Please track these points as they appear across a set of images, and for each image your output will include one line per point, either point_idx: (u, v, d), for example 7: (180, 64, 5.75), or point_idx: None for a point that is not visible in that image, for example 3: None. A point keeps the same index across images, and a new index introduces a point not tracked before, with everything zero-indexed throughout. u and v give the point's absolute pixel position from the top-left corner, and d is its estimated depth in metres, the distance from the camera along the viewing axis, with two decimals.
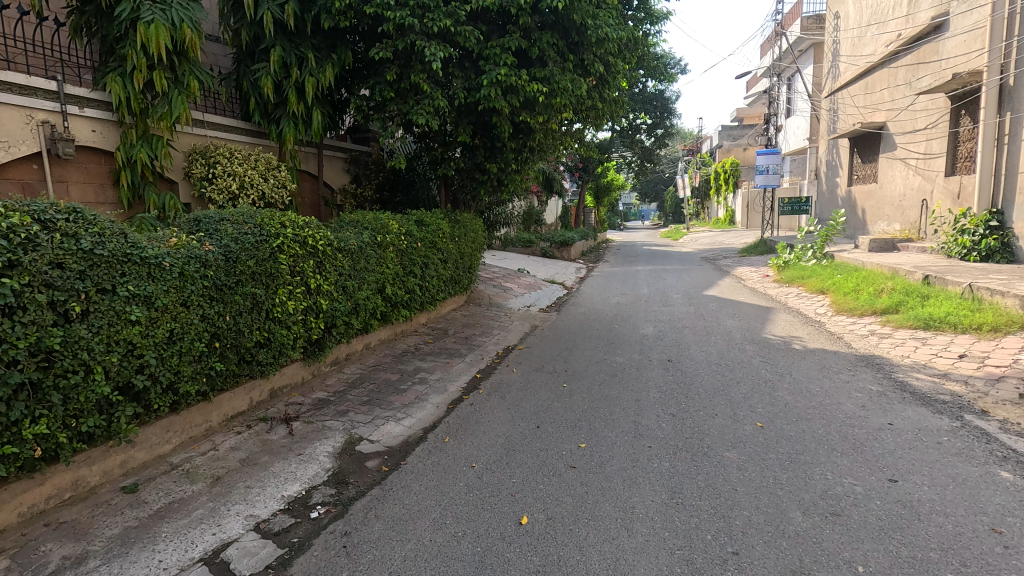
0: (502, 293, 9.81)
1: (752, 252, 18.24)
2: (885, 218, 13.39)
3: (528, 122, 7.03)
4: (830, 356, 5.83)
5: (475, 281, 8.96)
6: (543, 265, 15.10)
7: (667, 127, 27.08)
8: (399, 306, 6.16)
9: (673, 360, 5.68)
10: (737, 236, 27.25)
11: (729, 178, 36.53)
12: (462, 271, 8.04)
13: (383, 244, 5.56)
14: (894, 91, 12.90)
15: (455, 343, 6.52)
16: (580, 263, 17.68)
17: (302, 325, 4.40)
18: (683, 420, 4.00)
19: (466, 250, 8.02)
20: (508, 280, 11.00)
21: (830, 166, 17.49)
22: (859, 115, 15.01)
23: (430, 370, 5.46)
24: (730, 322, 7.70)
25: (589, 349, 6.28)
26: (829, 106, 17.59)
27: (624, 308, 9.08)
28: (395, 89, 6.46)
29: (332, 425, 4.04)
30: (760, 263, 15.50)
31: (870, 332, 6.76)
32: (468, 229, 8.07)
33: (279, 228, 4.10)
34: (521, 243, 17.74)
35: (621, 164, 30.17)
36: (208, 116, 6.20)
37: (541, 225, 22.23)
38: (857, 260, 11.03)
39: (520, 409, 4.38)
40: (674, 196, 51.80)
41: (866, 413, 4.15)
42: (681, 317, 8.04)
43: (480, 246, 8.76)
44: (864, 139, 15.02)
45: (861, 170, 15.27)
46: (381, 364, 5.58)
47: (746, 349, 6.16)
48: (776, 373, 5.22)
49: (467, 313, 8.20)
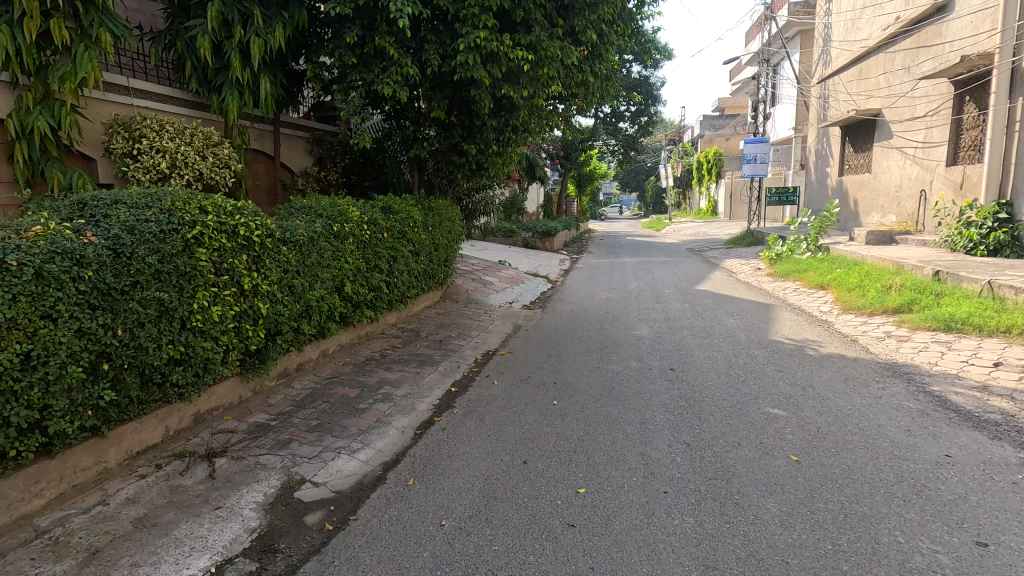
0: (482, 288, 9.01)
1: (740, 243, 17.73)
2: (880, 209, 12.91)
3: (511, 96, 6.22)
4: (851, 364, 5.18)
5: (451, 275, 8.14)
6: (525, 257, 14.33)
7: (651, 114, 26.43)
8: (362, 306, 5.32)
9: (676, 369, 4.97)
10: (721, 227, 26.82)
11: (712, 168, 36.12)
12: (437, 265, 7.21)
13: (341, 234, 4.70)
14: (890, 77, 12.36)
15: (427, 348, 5.70)
16: (563, 254, 16.99)
17: (233, 335, 3.56)
18: (701, 453, 3.29)
19: (442, 241, 7.19)
20: (489, 274, 10.19)
21: (820, 156, 17.01)
22: (852, 102, 14.49)
23: (397, 383, 4.65)
24: (731, 321, 7.04)
25: (580, 354, 5.54)
26: (819, 93, 17.07)
27: (615, 305, 8.36)
28: (358, 54, 5.57)
29: (266, 462, 3.21)
30: (749, 255, 14.98)
31: (886, 335, 6.16)
32: (443, 217, 7.22)
33: (197, 214, 3.23)
34: (502, 233, 16.94)
35: (604, 152, 29.49)
36: (133, 82, 5.29)
37: (522, 215, 21.46)
38: (856, 253, 10.50)
39: (503, 437, 3.61)
40: (656, 186, 51.40)
41: (913, 439, 3.48)
42: (677, 316, 7.36)
43: (457, 237, 7.93)
44: (857, 128, 14.53)
45: (854, 160, 14.78)
46: (339, 375, 4.74)
47: (756, 355, 5.49)
48: (796, 385, 4.54)
49: (443, 312, 7.39)
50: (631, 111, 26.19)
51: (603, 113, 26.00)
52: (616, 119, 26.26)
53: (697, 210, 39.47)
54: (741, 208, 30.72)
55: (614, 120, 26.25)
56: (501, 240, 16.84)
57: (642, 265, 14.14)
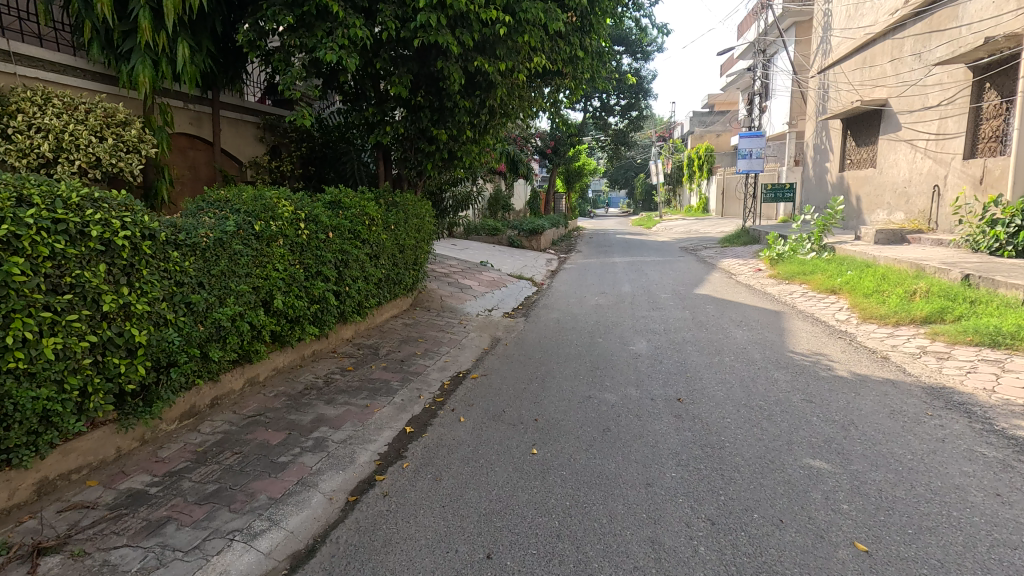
0: (459, 293, 8.06)
1: (735, 242, 16.96)
2: (886, 206, 12.14)
3: (487, 71, 5.29)
4: (892, 389, 4.30)
5: (422, 280, 7.19)
6: (509, 257, 13.40)
7: (642, 109, 25.58)
8: (301, 322, 4.34)
9: (684, 399, 4.07)
10: (714, 224, 26.05)
11: (703, 165, 35.41)
12: (402, 269, 6.25)
13: (265, 235, 3.72)
14: (898, 64, 11.59)
15: (385, 372, 4.74)
16: (551, 253, 16.09)
17: (92, 373, 2.59)
18: (731, 538, 2.39)
19: (408, 242, 6.23)
20: (468, 277, 9.22)
21: (819, 150, 16.25)
22: (855, 93, 13.72)
23: (337, 423, 3.69)
24: (740, 333, 6.16)
25: (567, 378, 4.61)
26: (817, 84, 16.32)
27: (607, 312, 7.45)
28: (298, 15, 4.59)
29: (119, 563, 2.24)
30: (747, 255, 14.18)
31: (921, 351, 5.33)
32: (410, 213, 6.26)
33: (17, 207, 2.26)
34: (485, 231, 15.99)
35: (593, 147, 28.64)
36: (15, 45, 4.28)
37: (508, 212, 20.53)
38: (867, 254, 9.71)
39: (462, 510, 2.68)
40: (645, 183, 50.67)
41: (1010, 509, 2.61)
42: (678, 326, 6.46)
43: (428, 236, 6.98)
44: (860, 120, 13.77)
45: (857, 154, 14.02)
46: (265, 412, 3.77)
47: (775, 378, 4.61)
48: (834, 421, 3.65)
49: (411, 323, 6.44)
50: (621, 105, 25.31)
51: (592, 107, 25.12)
52: (605, 113, 25.40)
53: (687, 208, 38.78)
54: (733, 205, 29.99)
55: (603, 114, 25.39)
56: (485, 239, 15.88)
57: (634, 265, 13.28)
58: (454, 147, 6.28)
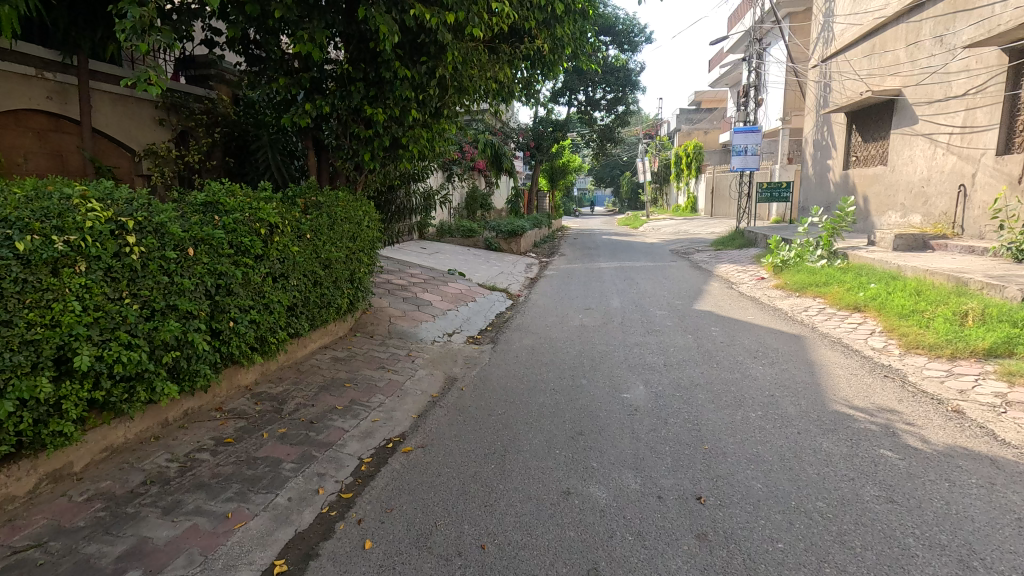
0: (415, 312, 6.68)
1: (729, 245, 15.78)
2: (899, 207, 11.00)
3: (432, 24, 3.92)
4: (995, 471, 3.04)
5: (365, 298, 5.81)
6: (485, 262, 12.04)
7: (629, 103, 24.32)
8: (143, 380, 2.95)
9: (706, 499, 2.77)
10: (704, 225, 24.92)
11: (692, 163, 34.49)
12: (329, 288, 4.86)
13: (41, 258, 2.34)
14: (916, 50, 10.46)
15: (279, 444, 3.34)
16: (532, 257, 14.77)
17: None
18: None
19: (337, 254, 4.84)
20: (430, 291, 7.84)
21: (820, 147, 15.14)
22: (862, 84, 12.59)
23: (164, 560, 2.30)
24: (761, 371, 4.88)
25: (535, 454, 3.27)
26: (818, 75, 15.19)
27: (592, 337, 6.12)
28: None
29: None
30: (745, 260, 12.99)
31: (1003, 400, 4.07)
32: (341, 217, 4.88)
33: None
34: (460, 232, 14.65)
35: (578, 143, 27.38)
36: None
37: (487, 211, 19.17)
38: (888, 263, 8.52)
39: None
40: (632, 181, 49.59)
41: None
42: (682, 360, 5.15)
43: (370, 246, 5.60)
44: (868, 114, 12.65)
45: (864, 150, 12.89)
46: (48, 540, 2.36)
47: (827, 450, 3.32)
48: (940, 548, 2.37)
49: (343, 358, 5.04)
50: (608, 99, 23.99)
51: (578, 101, 23.82)
52: (591, 108, 24.11)
53: (675, 207, 37.83)
54: (723, 205, 28.96)
55: (589, 109, 24.10)
56: (460, 241, 14.54)
57: (622, 272, 12.03)
58: (397, 131, 4.93)
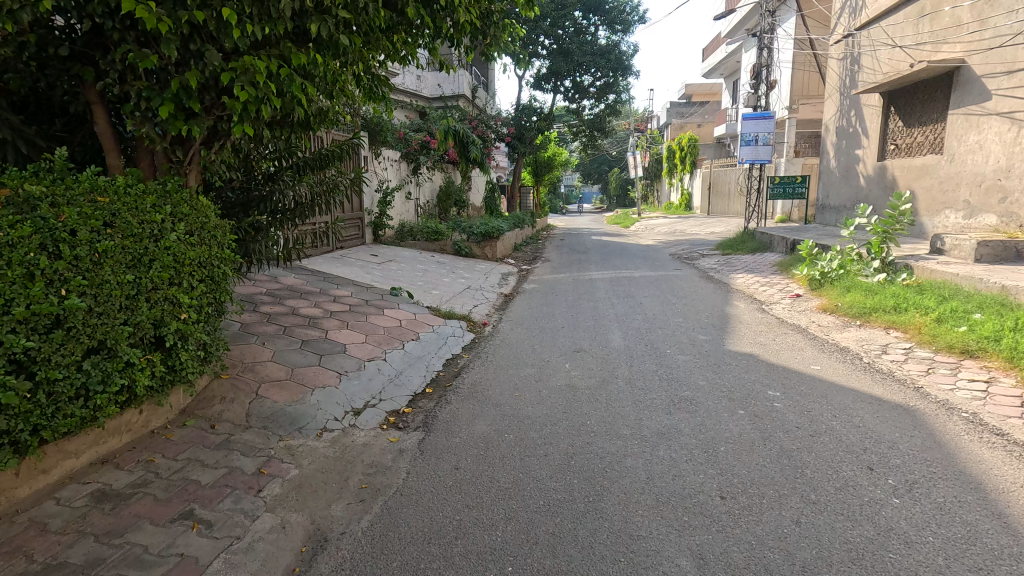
0: (310, 368, 4.27)
1: (740, 249, 13.61)
2: (965, 206, 8.89)
3: None
4: None
5: (201, 363, 3.43)
6: (449, 274, 9.71)
7: (620, 90, 22.07)
8: None
9: None
10: (703, 224, 22.77)
11: (686, 157, 32.46)
12: (77, 366, 2.48)
13: None
14: (989, 6, 8.38)
15: None
16: (510, 264, 12.48)
17: None
18: None
19: (91, 296, 2.49)
20: (352, 325, 5.46)
21: (846, 134, 13.01)
22: (907, 56, 10.49)
23: None
24: (909, 518, 2.58)
25: None
26: (844, 51, 13.09)
27: (587, 414, 3.81)
28: None
29: None
30: (764, 270, 10.82)
31: None
32: (103, 225, 2.56)
33: None
34: (424, 235, 12.30)
35: (564, 134, 25.17)
36: None
37: (462, 208, 16.89)
38: (982, 281, 6.37)
39: None
40: (620, 178, 47.58)
41: None
42: (749, 486, 2.85)
43: (204, 273, 3.23)
44: (914, 92, 10.55)
45: (908, 137, 10.80)
46: None
47: None
48: None
49: (118, 495, 2.64)
50: (597, 85, 21.75)
51: (564, 86, 21.55)
52: (578, 94, 21.85)
53: (667, 205, 35.76)
54: (721, 202, 26.85)
55: (576, 96, 21.86)
56: (424, 246, 12.18)
57: (619, 284, 9.78)
58: (212, 61, 2.58)
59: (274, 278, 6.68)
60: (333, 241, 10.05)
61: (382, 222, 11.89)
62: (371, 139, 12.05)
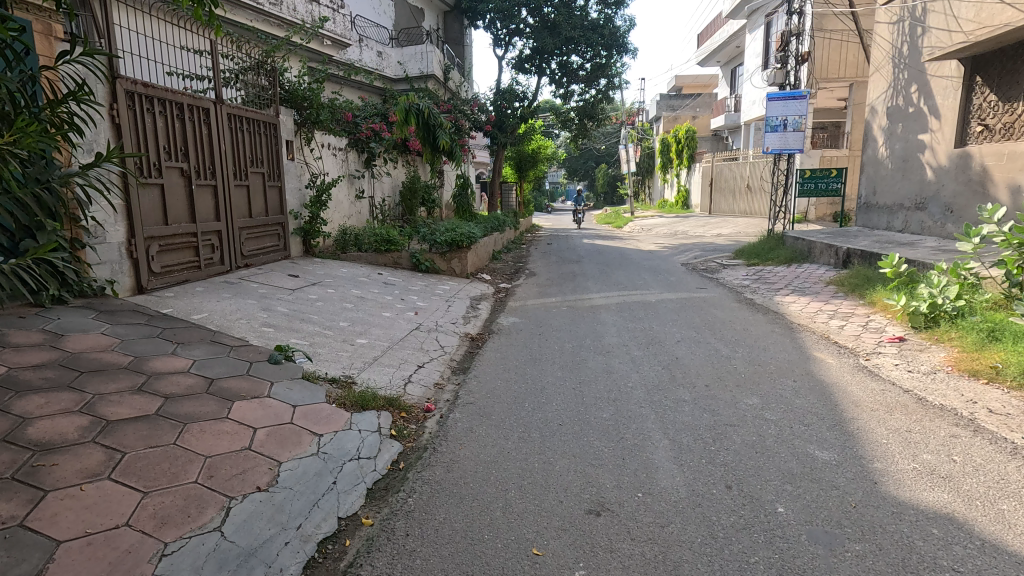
0: None
1: (771, 260, 10.99)
2: None
3: None
4: None
5: None
6: (395, 306, 6.90)
7: (614, 73, 19.32)
8: None
9: None
10: (708, 225, 20.25)
11: (683, 150, 29.85)
12: None
13: None
14: None
15: None
16: (484, 281, 9.71)
17: None
18: None
19: None
20: (126, 467, 2.61)
21: (903, 116, 10.46)
22: (1010, 6, 7.92)
23: None
24: None
25: None
26: (900, 11, 10.52)
27: None
28: None
29: None
30: (820, 291, 8.20)
31: None
32: None
33: None
34: (372, 245, 9.48)
35: (551, 123, 22.49)
36: None
37: (430, 208, 14.07)
38: None
39: None
40: (609, 174, 45.05)
41: None
42: None
43: None
44: (1020, 54, 8.05)
45: (1005, 114, 8.27)
46: None
47: None
48: None
49: None
50: (588, 68, 18.99)
51: (550, 68, 18.78)
52: (566, 77, 19.10)
53: (662, 203, 33.21)
54: (724, 199, 24.27)
55: (564, 79, 19.11)
56: (371, 259, 9.36)
57: (632, 314, 7.06)
58: None
59: (55, 341, 3.82)
60: (233, 260, 7.16)
61: (315, 228, 9.03)
62: (300, 119, 9.13)
